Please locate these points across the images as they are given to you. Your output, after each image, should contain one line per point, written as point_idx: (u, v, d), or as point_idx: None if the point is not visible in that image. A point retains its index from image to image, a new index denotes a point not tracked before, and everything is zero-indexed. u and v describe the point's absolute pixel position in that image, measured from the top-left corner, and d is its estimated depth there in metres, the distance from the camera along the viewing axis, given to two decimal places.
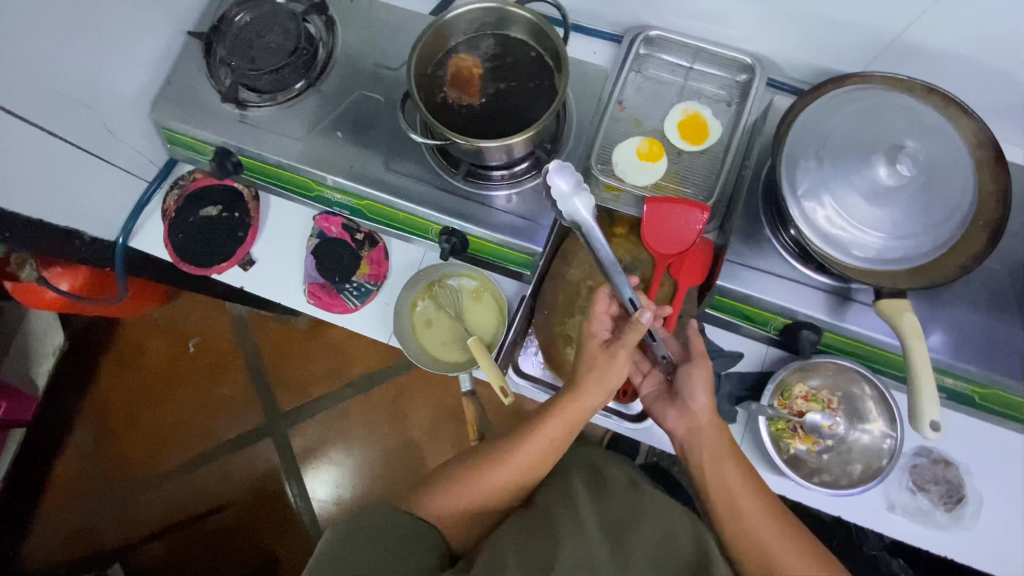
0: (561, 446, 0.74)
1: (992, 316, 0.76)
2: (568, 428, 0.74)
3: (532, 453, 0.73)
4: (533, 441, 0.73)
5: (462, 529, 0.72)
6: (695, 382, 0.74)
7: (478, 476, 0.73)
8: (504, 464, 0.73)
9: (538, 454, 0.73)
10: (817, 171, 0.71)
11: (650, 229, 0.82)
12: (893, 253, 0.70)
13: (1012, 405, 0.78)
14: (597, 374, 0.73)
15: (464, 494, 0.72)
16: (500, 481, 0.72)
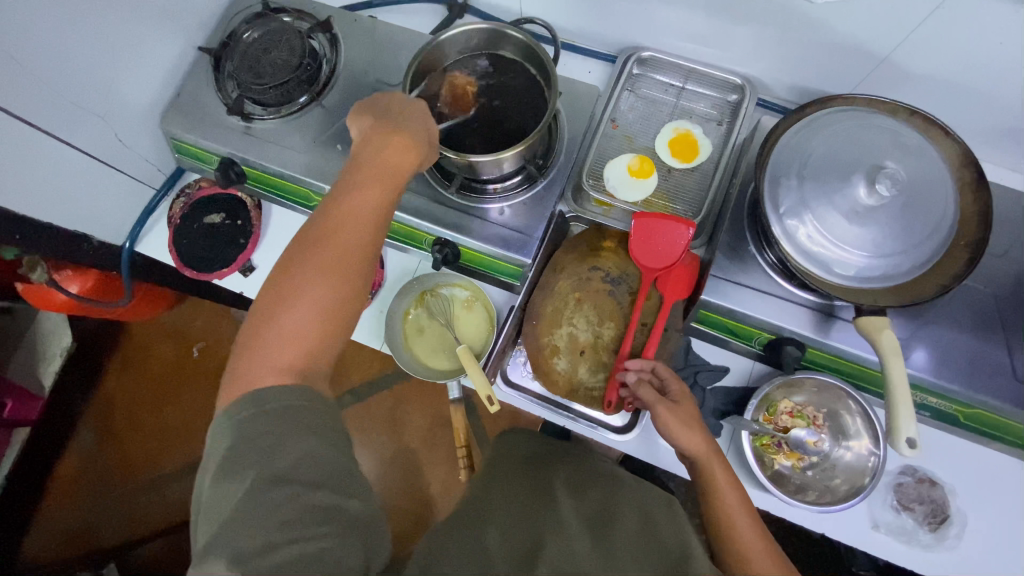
0: (341, 274, 0.60)
1: (974, 335, 0.77)
2: (337, 253, 0.61)
3: (335, 247, 0.61)
4: (330, 235, 0.61)
5: (322, 352, 0.59)
6: (677, 428, 0.72)
7: (290, 279, 0.59)
8: (298, 264, 0.60)
9: (316, 282, 0.59)
10: (798, 190, 0.73)
11: (637, 243, 0.84)
12: (875, 271, 0.71)
13: (998, 426, 0.77)
14: (381, 170, 0.66)
15: (288, 327, 0.57)
16: (294, 317, 0.58)
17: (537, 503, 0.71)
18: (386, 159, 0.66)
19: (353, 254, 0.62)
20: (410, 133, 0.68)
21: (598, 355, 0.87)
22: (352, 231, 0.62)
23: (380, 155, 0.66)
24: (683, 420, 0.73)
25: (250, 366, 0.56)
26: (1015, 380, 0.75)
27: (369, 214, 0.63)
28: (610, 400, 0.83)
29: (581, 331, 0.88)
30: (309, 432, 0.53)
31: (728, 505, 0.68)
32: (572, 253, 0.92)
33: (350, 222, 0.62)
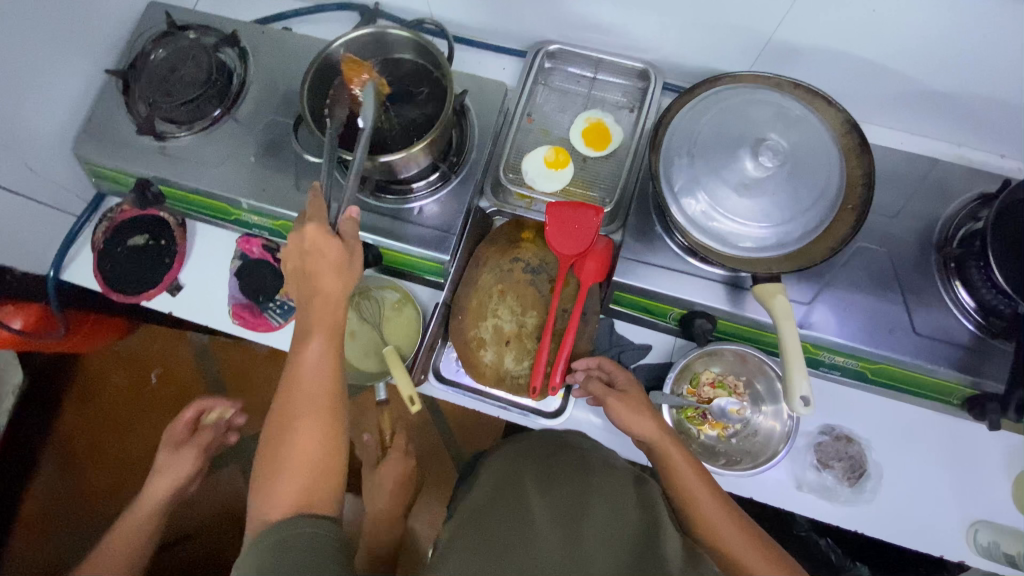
0: (318, 411, 0.66)
1: (873, 295, 0.80)
2: (308, 395, 0.66)
3: (307, 392, 0.67)
4: (299, 383, 0.67)
5: (317, 492, 0.64)
6: (626, 415, 0.75)
7: (278, 436, 0.65)
8: (283, 421, 0.66)
9: (303, 427, 0.65)
10: (690, 167, 0.76)
11: (551, 231, 0.86)
12: (769, 240, 0.74)
13: (903, 378, 0.81)
14: (322, 305, 0.69)
15: (287, 478, 0.63)
16: (290, 471, 0.63)
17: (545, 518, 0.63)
18: (322, 293, 0.69)
19: (321, 390, 0.67)
20: (326, 260, 0.68)
21: (522, 344, 0.89)
22: (317, 369, 0.67)
23: (317, 281, 0.68)
24: (632, 407, 0.75)
25: (264, 512, 0.63)
26: (912, 334, 0.78)
27: (333, 352, 0.69)
28: (536, 386, 0.84)
29: (506, 322, 0.90)
30: (317, 555, 0.58)
31: (687, 488, 0.70)
32: (494, 247, 0.94)
33: (311, 363, 0.68)
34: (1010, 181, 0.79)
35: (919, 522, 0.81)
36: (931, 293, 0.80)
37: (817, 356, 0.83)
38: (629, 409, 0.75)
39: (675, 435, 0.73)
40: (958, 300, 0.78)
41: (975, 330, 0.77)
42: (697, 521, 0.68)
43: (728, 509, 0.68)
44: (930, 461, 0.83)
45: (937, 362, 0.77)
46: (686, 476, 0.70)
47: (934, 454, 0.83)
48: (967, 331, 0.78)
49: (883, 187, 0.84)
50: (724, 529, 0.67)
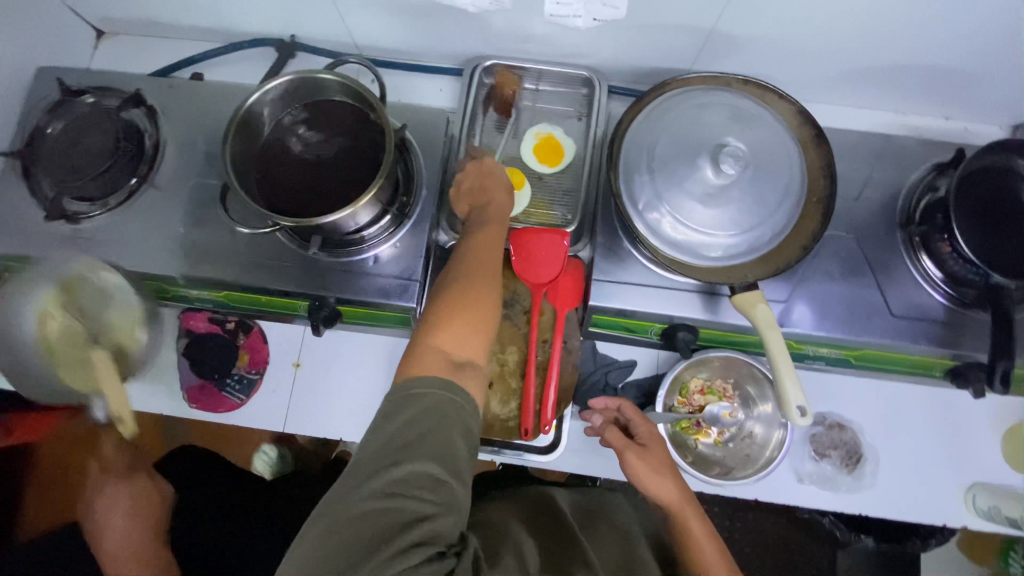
0: (492, 279, 0.67)
1: (847, 282, 0.79)
2: (486, 263, 0.68)
3: (489, 257, 0.69)
4: (482, 249, 0.70)
5: (471, 355, 0.60)
6: (642, 473, 0.70)
7: (448, 292, 0.64)
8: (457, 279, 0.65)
9: (478, 284, 0.65)
10: (652, 182, 0.73)
11: (519, 261, 0.82)
12: (742, 246, 0.72)
13: (888, 360, 0.80)
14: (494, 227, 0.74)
15: (447, 318, 0.60)
16: (460, 316, 0.61)
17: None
18: (498, 210, 0.78)
19: (486, 270, 0.67)
20: (496, 180, 0.81)
21: (506, 384, 0.84)
22: (491, 251, 0.70)
23: (493, 193, 0.79)
24: (652, 466, 0.71)
25: (419, 359, 0.58)
26: (889, 316, 0.78)
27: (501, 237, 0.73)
28: (528, 428, 0.80)
29: (486, 363, 0.84)
30: (450, 425, 0.54)
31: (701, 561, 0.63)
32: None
33: (495, 241, 0.72)
34: (962, 150, 0.79)
35: (920, 496, 0.82)
36: (902, 272, 0.79)
37: (800, 350, 0.82)
38: (646, 468, 0.71)
39: (697, 499, 0.68)
40: (927, 275, 0.78)
41: (947, 302, 0.78)
42: None
43: None
44: (922, 433, 0.84)
45: (917, 340, 0.77)
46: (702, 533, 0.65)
47: (926, 427, 0.84)
48: (940, 304, 0.78)
49: (842, 169, 0.83)
50: None
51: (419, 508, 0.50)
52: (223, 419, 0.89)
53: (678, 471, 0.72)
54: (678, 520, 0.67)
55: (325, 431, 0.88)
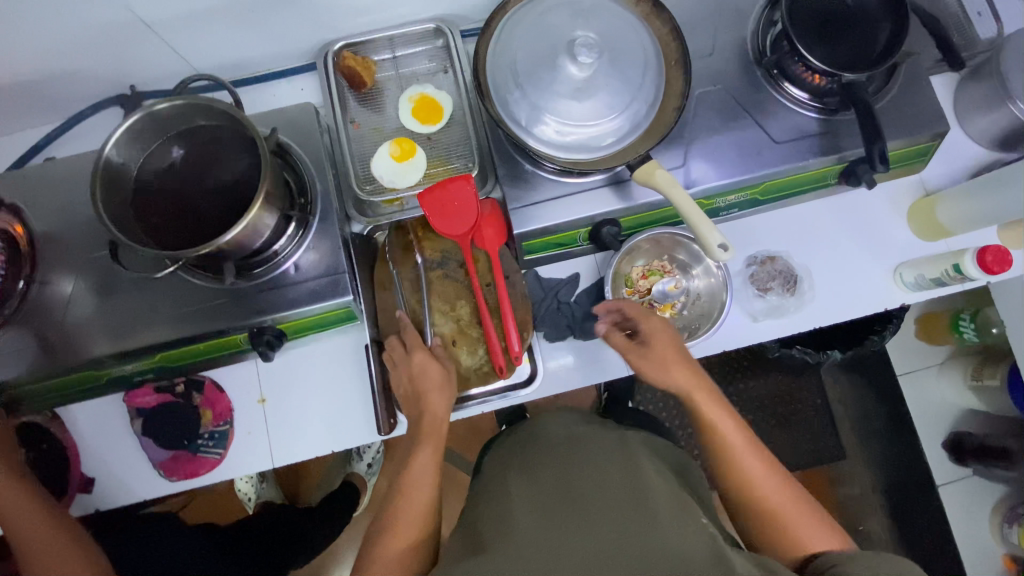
0: (427, 503, 0.70)
1: (730, 129, 0.84)
2: (419, 486, 0.71)
3: (421, 480, 0.71)
4: (415, 465, 0.72)
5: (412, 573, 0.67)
6: (651, 370, 0.77)
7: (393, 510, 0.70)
8: (397, 501, 0.71)
9: (408, 507, 0.70)
10: (525, 97, 0.75)
11: (436, 219, 0.83)
12: (624, 126, 0.76)
13: (790, 184, 0.87)
14: (433, 422, 0.75)
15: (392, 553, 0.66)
16: (396, 530, 0.68)
17: (575, 504, 0.66)
18: (433, 411, 0.76)
19: (428, 492, 0.71)
20: (429, 376, 0.77)
21: (468, 336, 0.84)
22: (421, 478, 0.72)
23: (421, 385, 0.77)
24: (658, 362, 0.77)
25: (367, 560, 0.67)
26: (775, 146, 0.84)
27: (437, 447, 0.74)
28: (502, 366, 0.81)
29: (441, 325, 0.85)
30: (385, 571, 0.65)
31: (723, 435, 0.74)
32: (388, 261, 0.87)
33: (421, 449, 0.73)
34: None
35: (856, 292, 0.91)
36: (773, 104, 0.85)
37: (714, 206, 0.87)
38: (674, 369, 0.76)
39: (706, 381, 0.76)
40: (794, 98, 0.85)
41: (818, 115, 0.85)
42: (739, 480, 0.72)
43: (759, 454, 0.73)
44: (842, 238, 0.92)
45: (805, 157, 0.83)
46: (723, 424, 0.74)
47: (841, 232, 0.93)
48: (813, 120, 0.85)
49: (693, 29, 0.87)
50: (762, 484, 0.71)
51: None
52: (208, 480, 0.88)
53: (683, 355, 0.77)
54: (699, 423, 0.75)
55: (314, 450, 0.88)
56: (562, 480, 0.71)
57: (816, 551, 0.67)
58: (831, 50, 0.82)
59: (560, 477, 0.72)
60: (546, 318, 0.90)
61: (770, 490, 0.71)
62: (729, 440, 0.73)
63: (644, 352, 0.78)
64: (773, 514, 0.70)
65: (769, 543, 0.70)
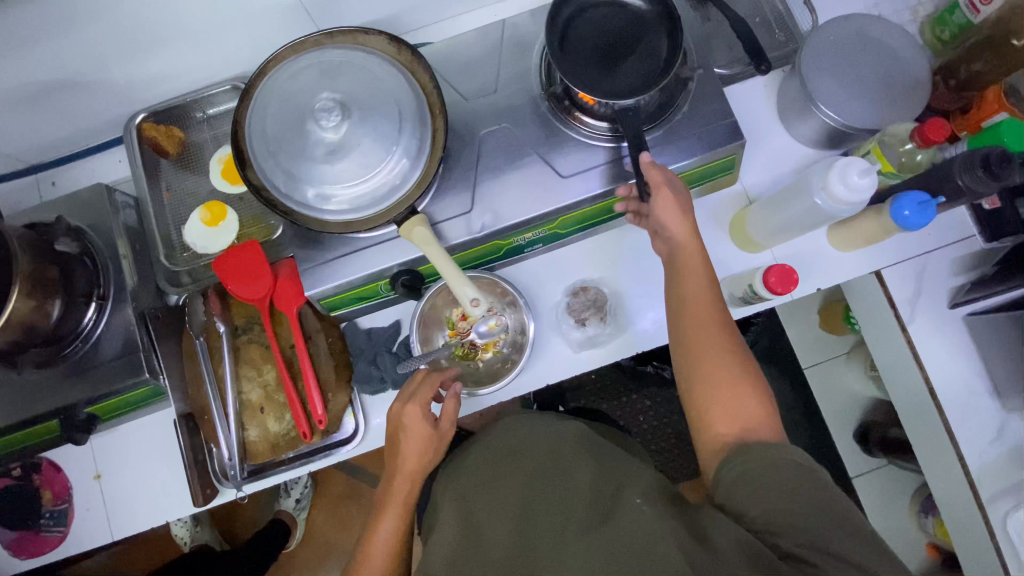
0: (394, 540, 0.78)
1: (518, 167, 0.82)
2: (384, 534, 0.78)
3: (387, 530, 0.78)
4: (385, 515, 0.79)
5: None
6: (662, 208, 0.74)
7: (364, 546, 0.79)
8: (368, 543, 0.78)
9: (377, 545, 0.78)
10: (279, 165, 0.74)
11: (232, 286, 0.83)
12: (387, 183, 0.74)
13: (585, 217, 0.86)
14: (403, 483, 0.79)
15: None
16: (369, 561, 0.77)
17: (527, 518, 0.73)
18: (409, 471, 0.79)
19: (390, 549, 0.78)
20: (411, 437, 0.79)
21: (275, 401, 0.85)
22: (384, 539, 0.78)
23: (402, 449, 0.79)
24: (666, 203, 0.73)
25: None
26: (563, 181, 0.82)
27: (406, 502, 0.79)
28: (306, 431, 0.82)
29: (249, 392, 0.85)
30: None
31: (690, 293, 0.72)
32: (192, 334, 0.87)
33: (390, 509, 0.79)
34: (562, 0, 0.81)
35: None
36: (561, 135, 0.83)
37: (514, 244, 0.86)
38: (671, 212, 0.74)
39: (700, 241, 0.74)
40: (586, 128, 0.81)
41: (610, 143, 0.82)
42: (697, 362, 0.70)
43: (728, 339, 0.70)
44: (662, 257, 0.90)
45: (594, 188, 0.81)
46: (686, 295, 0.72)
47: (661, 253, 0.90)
48: (606, 149, 0.82)
49: (476, 66, 0.85)
50: (721, 363, 0.68)
51: None
52: (53, 557, 0.90)
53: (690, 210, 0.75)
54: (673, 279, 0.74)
55: (151, 521, 0.90)
56: (515, 492, 0.77)
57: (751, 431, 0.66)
58: (610, 76, 0.79)
59: (513, 492, 0.78)
60: (360, 377, 0.87)
61: (730, 379, 0.68)
62: (700, 304, 0.72)
63: (688, 198, 0.75)
64: (715, 395, 0.68)
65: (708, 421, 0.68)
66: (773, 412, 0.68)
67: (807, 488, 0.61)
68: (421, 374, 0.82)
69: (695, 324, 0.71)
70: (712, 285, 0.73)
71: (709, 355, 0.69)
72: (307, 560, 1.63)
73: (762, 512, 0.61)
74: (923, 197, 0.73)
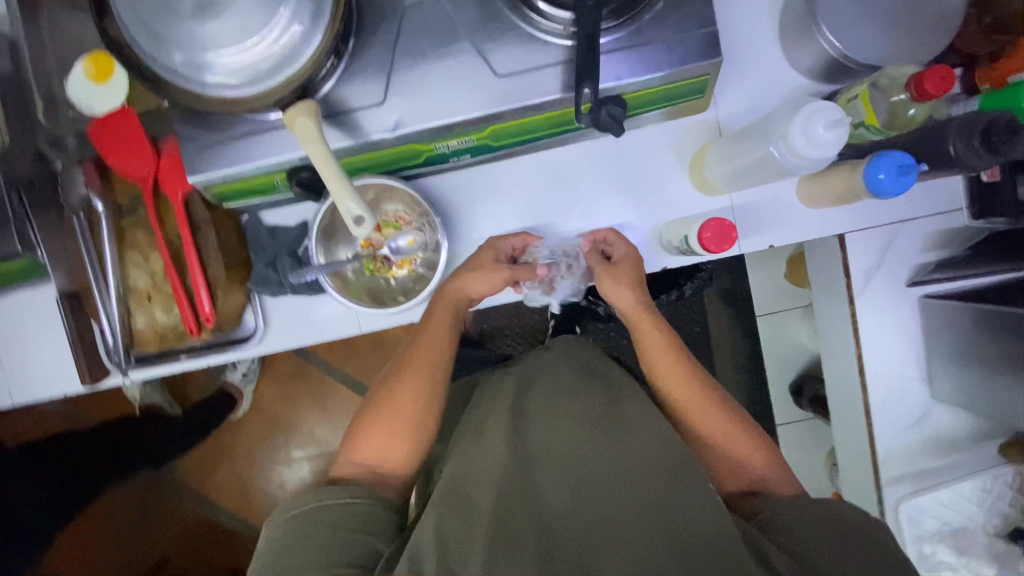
0: (411, 391, 0.74)
1: (445, 58, 0.68)
2: (421, 363, 0.75)
3: (430, 352, 0.75)
4: (426, 338, 0.76)
5: (376, 478, 0.71)
6: (611, 284, 0.75)
7: (380, 400, 0.74)
8: (393, 384, 0.74)
9: (404, 385, 0.74)
10: (144, 18, 0.61)
11: (110, 159, 0.73)
12: (273, 57, 0.61)
13: (521, 129, 0.74)
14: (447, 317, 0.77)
15: (365, 451, 0.72)
16: (378, 419, 0.73)
17: (585, 472, 0.67)
18: (434, 346, 0.76)
19: (410, 411, 0.73)
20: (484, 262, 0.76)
21: (164, 291, 0.79)
22: (427, 354, 0.75)
23: (462, 287, 0.76)
24: (614, 277, 0.75)
25: (356, 439, 0.72)
26: (496, 82, 0.68)
27: (440, 346, 0.76)
28: (194, 326, 0.78)
29: (136, 278, 0.79)
30: (342, 509, 0.63)
31: (646, 351, 0.75)
32: (69, 206, 0.78)
33: (426, 346, 0.76)
34: None
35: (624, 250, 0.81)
36: (501, 22, 0.68)
37: (434, 152, 0.75)
38: (623, 295, 0.75)
39: (649, 302, 0.75)
40: (544, 19, 0.66)
41: (566, 41, 0.67)
42: (683, 415, 0.75)
43: (704, 386, 0.74)
44: (607, 189, 0.80)
45: (534, 94, 0.68)
46: (658, 351, 0.75)
47: (606, 183, 0.80)
48: (558, 49, 0.68)
49: None
50: (698, 413, 0.74)
51: (342, 543, 0.59)
52: None
53: (638, 278, 0.76)
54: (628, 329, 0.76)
55: (50, 393, 0.88)
56: (572, 429, 0.71)
57: (761, 476, 0.72)
58: None
59: (574, 431, 0.71)
60: (256, 280, 0.80)
61: (717, 430, 0.73)
62: (658, 363, 0.75)
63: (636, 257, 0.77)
64: (708, 437, 0.73)
65: (715, 471, 0.75)
66: (777, 461, 0.73)
67: (876, 550, 0.59)
68: (499, 248, 0.77)
69: (667, 377, 0.75)
70: (662, 328, 0.75)
71: (677, 402, 0.74)
72: (251, 430, 1.64)
73: (812, 545, 0.59)
74: (905, 160, 0.62)
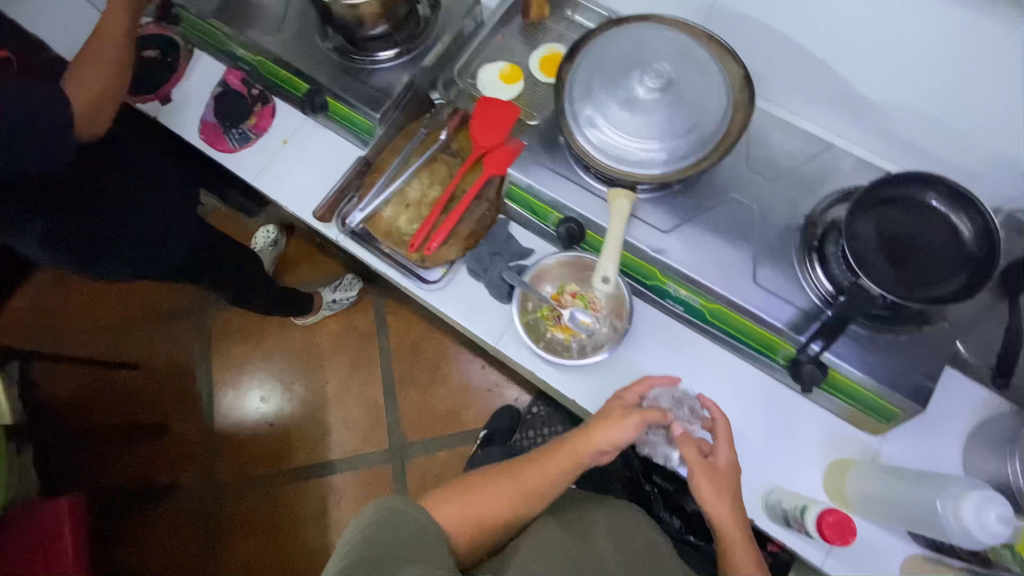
0: (506, 489, 0.84)
1: (731, 243, 0.84)
2: (527, 472, 0.85)
3: (539, 470, 0.85)
4: (547, 458, 0.85)
5: (466, 540, 0.82)
6: (716, 490, 0.77)
7: (483, 482, 0.86)
8: (501, 476, 0.86)
9: (498, 482, 0.85)
10: (590, 78, 0.84)
11: (476, 120, 0.95)
12: (634, 157, 0.82)
13: (736, 326, 0.85)
14: (567, 455, 0.83)
15: (457, 517, 0.82)
16: (475, 496, 0.84)
17: None
18: (540, 473, 0.84)
19: (502, 500, 0.84)
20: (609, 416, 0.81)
21: (419, 210, 0.99)
22: (540, 468, 0.85)
23: (599, 431, 0.81)
24: (718, 486, 0.77)
25: (449, 504, 0.83)
26: (751, 285, 0.82)
27: (555, 468, 0.84)
28: (415, 245, 0.95)
29: (413, 188, 1.00)
30: (414, 527, 0.75)
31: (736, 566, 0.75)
32: (423, 124, 1.03)
33: (544, 461, 0.85)
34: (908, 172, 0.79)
35: None
36: (785, 255, 0.83)
37: (665, 286, 0.88)
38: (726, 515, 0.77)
39: (748, 537, 0.76)
40: (814, 279, 0.80)
41: (816, 302, 0.81)
42: None
43: None
44: (753, 419, 0.87)
45: (770, 313, 0.81)
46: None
47: (757, 416, 0.87)
48: (807, 301, 0.81)
49: (774, 153, 0.89)
50: None
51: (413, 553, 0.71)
52: (214, 155, 1.09)
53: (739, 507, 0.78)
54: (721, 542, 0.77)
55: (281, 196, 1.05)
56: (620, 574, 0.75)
57: None
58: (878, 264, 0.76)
59: None
60: (471, 254, 0.97)
61: None
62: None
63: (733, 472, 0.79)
64: None
65: None
66: None
67: None
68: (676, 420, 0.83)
69: None
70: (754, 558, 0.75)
71: None
72: (294, 343, 1.84)
73: None
74: None
